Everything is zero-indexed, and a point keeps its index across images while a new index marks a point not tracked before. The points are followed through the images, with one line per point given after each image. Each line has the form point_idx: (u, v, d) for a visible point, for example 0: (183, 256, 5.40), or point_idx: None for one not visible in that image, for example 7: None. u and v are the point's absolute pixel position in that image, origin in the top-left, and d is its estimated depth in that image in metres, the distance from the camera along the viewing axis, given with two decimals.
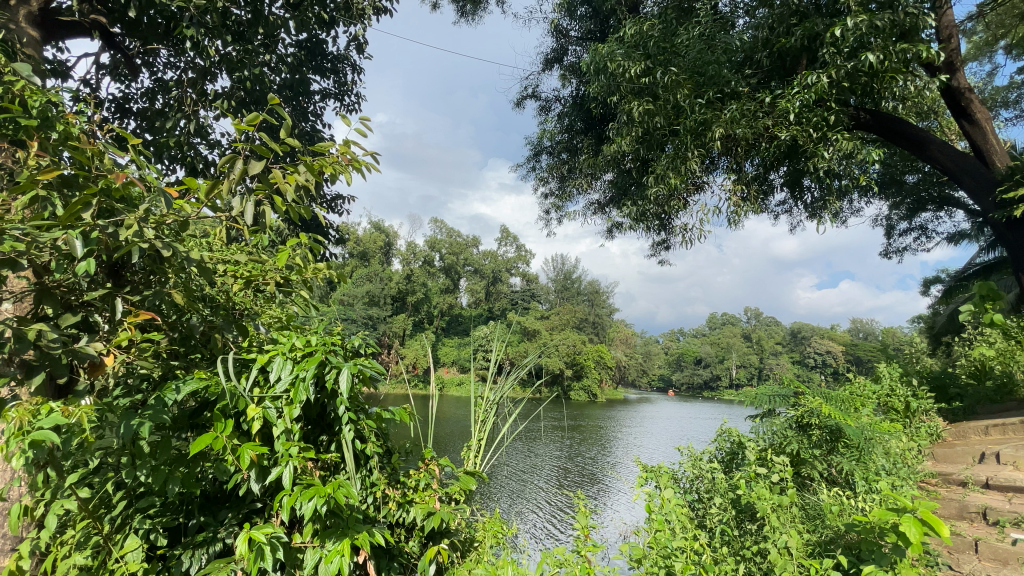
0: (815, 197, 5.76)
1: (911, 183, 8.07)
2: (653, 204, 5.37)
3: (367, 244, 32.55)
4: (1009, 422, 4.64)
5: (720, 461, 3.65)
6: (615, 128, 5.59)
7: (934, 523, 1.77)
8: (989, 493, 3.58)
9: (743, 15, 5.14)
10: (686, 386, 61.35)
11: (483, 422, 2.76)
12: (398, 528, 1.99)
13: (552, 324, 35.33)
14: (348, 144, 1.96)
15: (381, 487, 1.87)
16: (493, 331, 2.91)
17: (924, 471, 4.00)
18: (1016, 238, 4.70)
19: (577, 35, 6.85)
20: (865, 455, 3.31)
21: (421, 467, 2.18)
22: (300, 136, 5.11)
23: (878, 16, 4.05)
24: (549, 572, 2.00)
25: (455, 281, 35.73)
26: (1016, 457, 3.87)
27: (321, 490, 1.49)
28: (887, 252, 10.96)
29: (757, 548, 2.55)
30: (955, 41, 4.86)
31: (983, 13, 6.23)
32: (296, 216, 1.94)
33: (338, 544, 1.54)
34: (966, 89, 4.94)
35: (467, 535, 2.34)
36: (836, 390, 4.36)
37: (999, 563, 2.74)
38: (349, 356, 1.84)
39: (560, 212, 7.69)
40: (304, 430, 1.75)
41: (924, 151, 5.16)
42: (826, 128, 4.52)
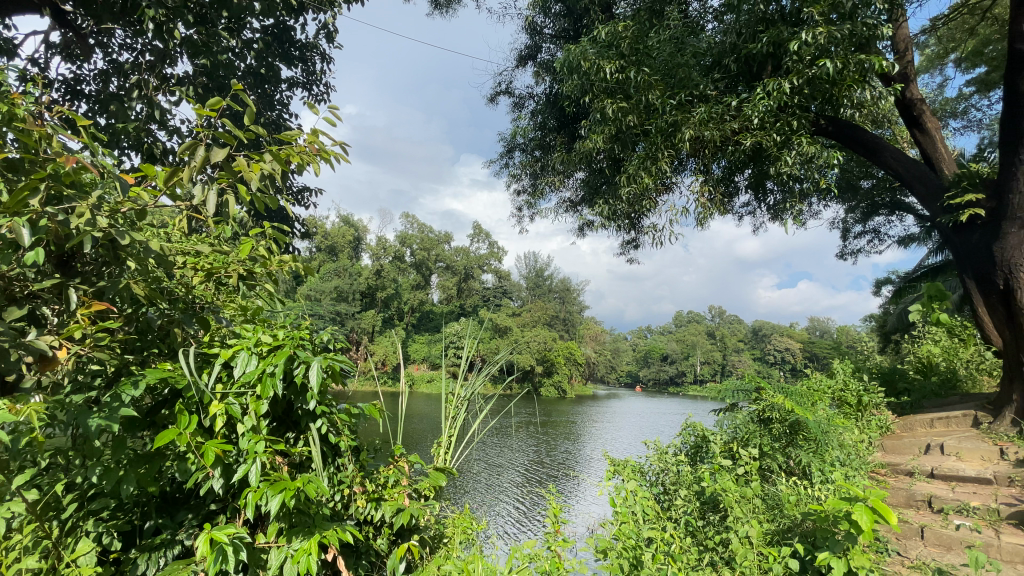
0: (777, 199, 5.95)
1: (867, 188, 8.44)
2: (623, 204, 5.44)
3: (335, 238, 31.85)
4: (952, 415, 4.89)
5: (684, 454, 3.75)
6: (589, 127, 5.64)
7: (884, 511, 1.88)
8: (934, 481, 3.79)
9: (712, 20, 5.30)
10: (654, 382, 62.68)
11: (452, 419, 2.73)
12: (366, 526, 1.97)
13: (524, 321, 35.36)
14: (317, 134, 1.92)
15: (349, 484, 1.84)
16: (465, 328, 2.89)
17: (874, 462, 4.19)
18: (961, 242, 4.77)
19: (550, 33, 6.88)
20: (821, 447, 3.46)
21: (390, 464, 2.16)
22: (265, 124, 4.96)
23: (838, 27, 4.21)
24: (519, 567, 2.00)
25: (426, 277, 35.31)
26: (958, 448, 4.10)
27: (289, 486, 1.47)
28: (843, 253, 11.38)
29: (720, 538, 2.64)
30: (910, 53, 5.09)
31: (937, 27, 6.53)
32: (260, 206, 1.89)
33: (305, 542, 1.51)
34: (918, 100, 5.19)
35: (436, 532, 2.32)
36: (795, 385, 4.53)
37: (943, 548, 2.91)
38: (318, 351, 1.81)
39: (532, 209, 7.71)
40: (270, 427, 1.71)
41: (878, 157, 5.37)
42: (788, 133, 4.66)
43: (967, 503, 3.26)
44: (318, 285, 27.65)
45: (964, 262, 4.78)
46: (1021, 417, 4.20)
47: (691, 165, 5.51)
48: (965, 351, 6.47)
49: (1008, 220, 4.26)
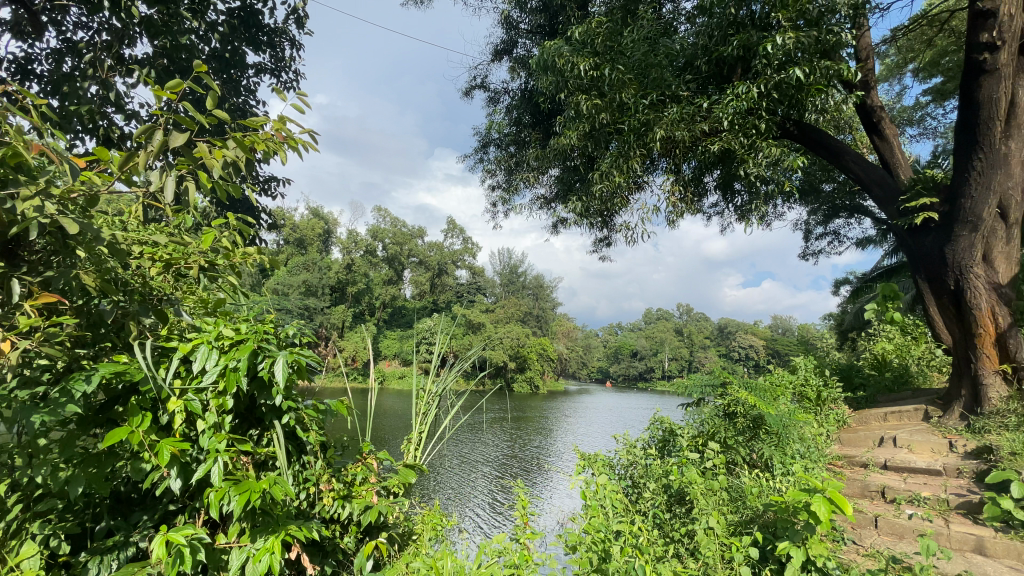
0: (744, 200, 6.11)
1: (828, 190, 8.75)
2: (597, 201, 5.49)
3: (305, 231, 31.10)
4: (904, 409, 5.11)
5: (652, 448, 3.83)
6: (563, 123, 5.66)
7: (840, 502, 1.96)
8: (887, 472, 3.97)
9: (685, 22, 5.39)
10: (624, 377, 63.77)
11: (423, 415, 2.70)
12: (332, 524, 1.92)
13: (497, 317, 35.30)
14: (283, 122, 1.87)
15: (315, 482, 1.80)
16: (437, 323, 2.86)
17: (832, 455, 4.35)
18: (915, 244, 5.01)
19: (526, 28, 6.86)
20: (782, 441, 3.57)
21: (358, 461, 2.12)
22: (231, 111, 4.78)
23: (804, 34, 4.35)
24: (488, 563, 2.00)
25: (398, 272, 34.88)
26: (909, 441, 4.29)
27: (252, 485, 1.42)
28: (806, 254, 11.76)
29: (685, 529, 2.70)
30: (871, 62, 5.29)
31: (896, 37, 6.80)
32: (223, 195, 1.82)
33: (267, 541, 1.47)
34: (878, 107, 5.39)
35: (405, 529, 2.29)
36: (758, 381, 4.67)
37: (895, 537, 3.05)
38: (282, 345, 1.76)
39: (506, 205, 7.70)
40: (232, 424, 1.65)
41: (840, 161, 5.56)
42: (755, 136, 4.80)
43: (918, 493, 3.42)
44: (285, 279, 26.95)
45: (918, 263, 5.00)
46: (969, 412, 4.41)
47: (663, 165, 5.61)
48: (917, 349, 6.80)
49: (960, 224, 4.46)
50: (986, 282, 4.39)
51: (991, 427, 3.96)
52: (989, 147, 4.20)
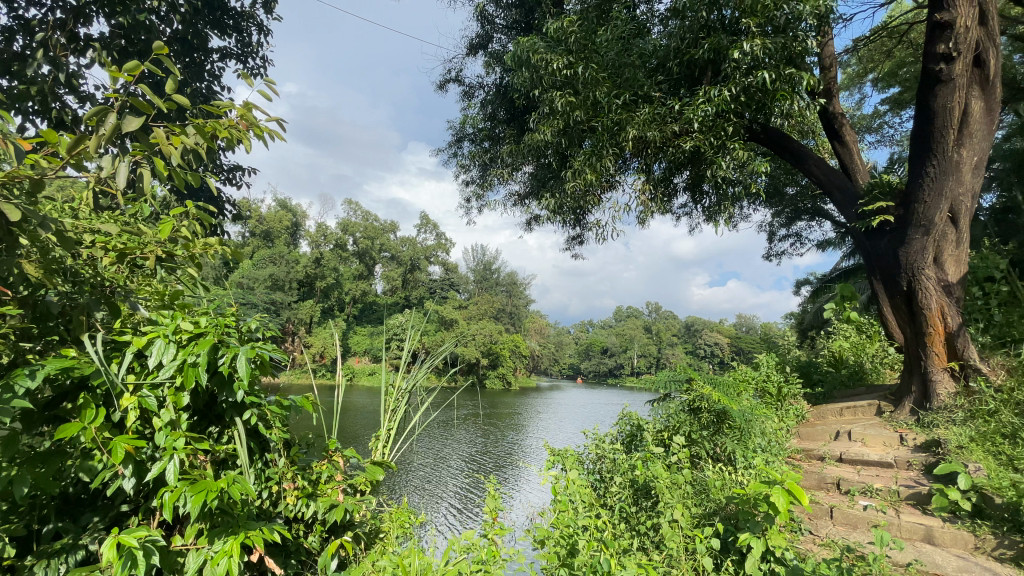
0: (712, 201, 6.25)
1: (792, 194, 9.04)
2: (570, 198, 5.52)
3: (272, 223, 30.24)
4: (858, 404, 5.33)
5: (620, 442, 3.91)
6: (538, 120, 5.67)
7: (798, 493, 2.04)
8: (842, 465, 4.14)
9: (658, 24, 5.47)
10: (595, 374, 64.62)
11: (392, 412, 2.66)
12: (296, 524, 1.88)
13: (470, 313, 35.16)
14: (248, 109, 1.81)
15: (278, 481, 1.75)
16: (408, 319, 2.82)
17: (792, 448, 4.51)
18: (871, 246, 5.23)
19: (502, 23, 6.83)
20: (744, 435, 3.67)
21: (323, 458, 2.07)
22: (193, 97, 4.59)
23: (772, 40, 4.48)
24: (455, 559, 1.99)
25: (369, 267, 34.32)
26: (863, 434, 4.49)
27: (211, 485, 1.37)
28: (769, 255, 12.13)
29: (651, 523, 2.76)
30: (833, 70, 5.48)
31: (857, 47, 7.06)
32: (182, 183, 1.74)
33: (227, 543, 1.42)
34: (839, 114, 5.58)
35: (371, 527, 2.25)
36: (723, 377, 4.80)
37: (849, 526, 3.18)
38: (244, 340, 1.71)
39: (479, 201, 7.67)
40: (190, 422, 1.58)
41: (803, 165, 5.74)
42: (724, 138, 4.91)
43: (871, 484, 3.59)
44: (251, 273, 26.13)
45: (873, 265, 5.22)
46: (919, 407, 4.64)
47: (635, 164, 5.69)
48: (870, 347, 7.11)
49: (913, 228, 4.68)
50: (937, 284, 4.62)
51: (939, 421, 4.17)
52: (942, 154, 4.42)
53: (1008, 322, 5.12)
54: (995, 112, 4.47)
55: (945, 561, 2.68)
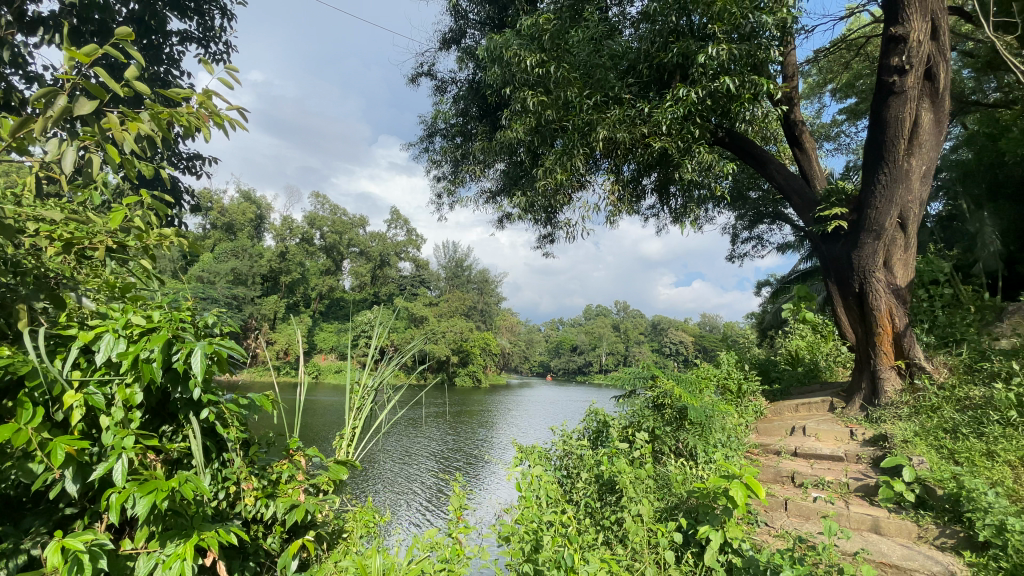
0: (679, 202, 6.40)
1: (755, 197, 9.33)
2: (540, 197, 5.55)
3: (234, 215, 29.24)
4: (812, 401, 5.54)
5: (587, 439, 3.96)
6: (510, 117, 5.66)
7: (755, 487, 2.12)
8: (796, 459, 4.30)
9: (629, 26, 5.54)
10: (564, 372, 65.26)
11: (357, 410, 2.61)
12: (255, 525, 1.82)
13: (440, 310, 34.88)
14: (207, 96, 1.74)
15: (235, 481, 1.69)
16: (375, 314, 2.77)
17: (750, 443, 4.65)
18: (826, 250, 5.45)
19: (475, 19, 6.80)
20: (705, 431, 3.76)
21: (284, 458, 2.01)
22: (151, 81, 4.39)
23: (737, 47, 4.61)
24: (419, 558, 1.97)
25: (337, 262, 33.61)
26: (817, 429, 4.68)
27: (163, 486, 1.32)
28: (733, 256, 12.50)
29: (616, 517, 2.81)
30: (795, 78, 5.67)
31: (818, 58, 7.33)
32: (135, 171, 1.67)
33: (180, 546, 1.37)
34: (800, 121, 5.78)
35: (334, 527, 2.20)
36: (686, 374, 4.92)
37: (802, 518, 3.32)
38: (200, 335, 1.64)
39: (450, 196, 7.62)
40: (140, 420, 1.52)
41: (765, 170, 5.93)
42: (690, 141, 5.02)
43: (823, 477, 3.75)
44: (211, 266, 25.18)
45: (828, 268, 5.44)
46: (868, 403, 4.87)
47: (604, 164, 5.77)
48: (825, 347, 7.43)
49: (865, 233, 4.90)
50: (886, 286, 4.86)
51: (886, 416, 4.40)
52: (892, 164, 4.65)
53: (950, 323, 5.44)
54: (943, 124, 4.70)
55: (890, 550, 2.83)
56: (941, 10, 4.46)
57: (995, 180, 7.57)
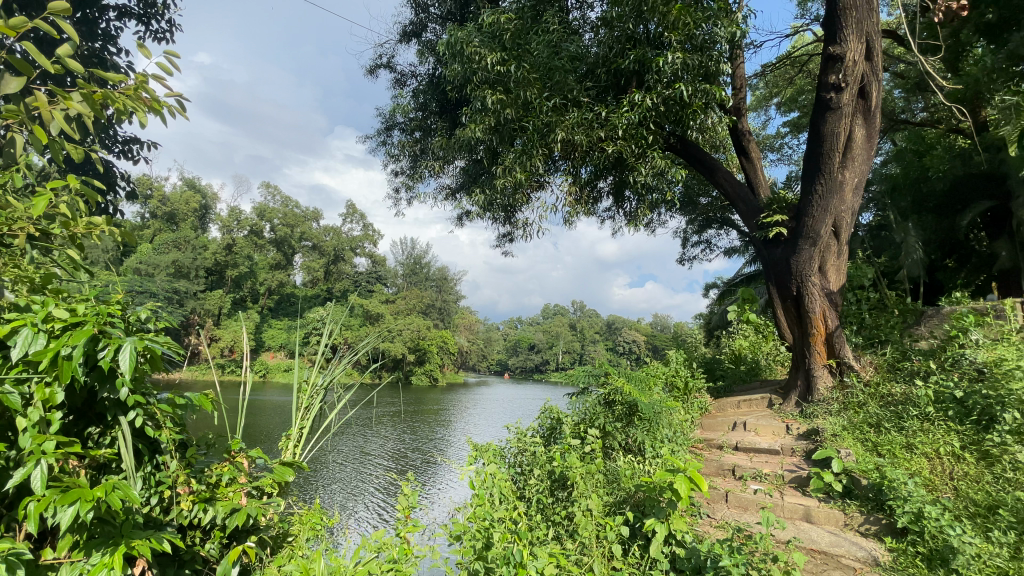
0: (634, 204, 6.56)
1: (705, 203, 9.71)
2: (499, 195, 5.56)
3: (176, 204, 27.64)
4: (753, 397, 5.82)
5: (540, 435, 4.01)
6: (469, 115, 5.64)
7: (697, 479, 2.23)
8: (737, 453, 4.51)
9: (589, 30, 5.64)
10: (521, 370, 65.64)
11: (304, 410, 2.52)
12: (192, 531, 1.74)
13: (396, 308, 34.23)
14: (144, 77, 1.64)
15: (170, 485, 1.61)
16: (327, 311, 2.69)
17: (696, 438, 4.84)
18: (768, 255, 5.73)
19: (436, 13, 6.73)
20: (653, 426, 3.90)
21: (225, 460, 1.92)
22: (84, 58, 4.09)
23: (690, 57, 4.79)
24: (366, 559, 1.93)
25: (288, 256, 32.39)
26: (757, 425, 4.93)
27: (88, 494, 1.23)
28: (683, 259, 12.93)
29: (566, 512, 2.86)
30: (743, 90, 5.94)
31: (765, 72, 7.70)
32: (63, 154, 1.55)
33: (106, 556, 1.28)
34: (747, 131, 6.05)
35: (278, 531, 2.13)
36: (637, 372, 5.05)
37: (741, 509, 3.50)
38: (131, 331, 1.55)
39: (408, 191, 7.50)
40: (63, 421, 1.42)
41: (713, 176, 6.16)
42: (645, 147, 5.17)
43: (760, 470, 3.96)
44: (150, 258, 23.67)
45: (770, 271, 5.72)
46: (802, 400, 5.16)
47: (562, 165, 5.85)
48: (766, 346, 7.84)
49: (803, 239, 5.19)
50: (820, 290, 5.16)
51: (819, 412, 4.68)
52: (828, 176, 4.96)
53: (877, 325, 5.86)
54: (874, 139, 5.04)
55: (819, 538, 3.02)
56: (876, 33, 4.77)
57: (919, 194, 8.16)
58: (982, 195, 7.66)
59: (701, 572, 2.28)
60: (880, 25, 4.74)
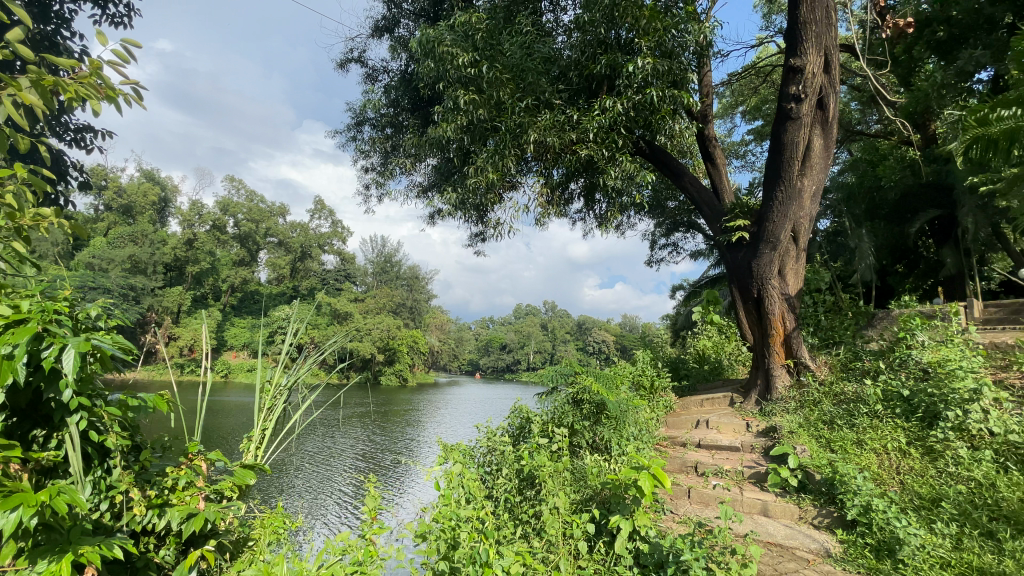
0: (603, 206, 6.66)
1: (672, 206, 9.93)
2: (471, 194, 5.55)
3: (133, 196, 26.44)
4: (716, 396, 5.99)
5: (509, 435, 4.03)
6: (442, 113, 5.60)
7: (660, 476, 2.29)
8: (700, 450, 4.64)
9: (562, 33, 5.69)
10: (492, 370, 65.56)
11: (267, 411, 2.46)
12: (146, 537, 1.68)
13: (365, 306, 33.66)
14: (99, 65, 1.57)
15: (122, 490, 1.55)
16: (292, 309, 2.62)
17: (660, 435, 4.95)
18: (731, 258, 5.90)
19: (410, 9, 6.66)
20: (619, 424, 3.97)
21: (181, 463, 1.86)
22: (32, 39, 3.87)
23: (660, 64, 4.90)
24: (329, 562, 1.90)
25: (253, 252, 31.43)
26: (719, 422, 5.07)
27: (31, 499, 1.17)
28: (652, 261, 13.19)
29: (533, 511, 2.88)
30: (710, 98, 6.10)
31: (732, 81, 7.94)
32: (8, 142, 1.47)
33: (53, 564, 1.22)
34: (712, 138, 6.23)
35: (238, 535, 2.07)
36: (605, 371, 5.13)
37: (702, 504, 3.60)
38: (80, 329, 1.48)
39: (379, 188, 7.41)
40: (5, 424, 1.35)
41: (680, 181, 6.31)
42: (614, 150, 5.26)
43: (722, 466, 4.08)
44: (104, 252, 22.55)
45: (732, 274, 5.89)
46: (762, 399, 5.34)
47: (534, 166, 5.88)
48: (728, 347, 8.08)
49: (764, 243, 5.38)
50: (780, 293, 5.35)
51: (777, 410, 4.86)
52: (788, 183, 5.15)
53: (831, 327, 6.12)
54: (831, 149, 5.27)
55: (776, 531, 3.14)
56: (834, 47, 4.98)
57: (872, 202, 8.56)
58: (930, 204, 8.09)
59: (663, 566, 2.34)
60: (837, 40, 4.95)
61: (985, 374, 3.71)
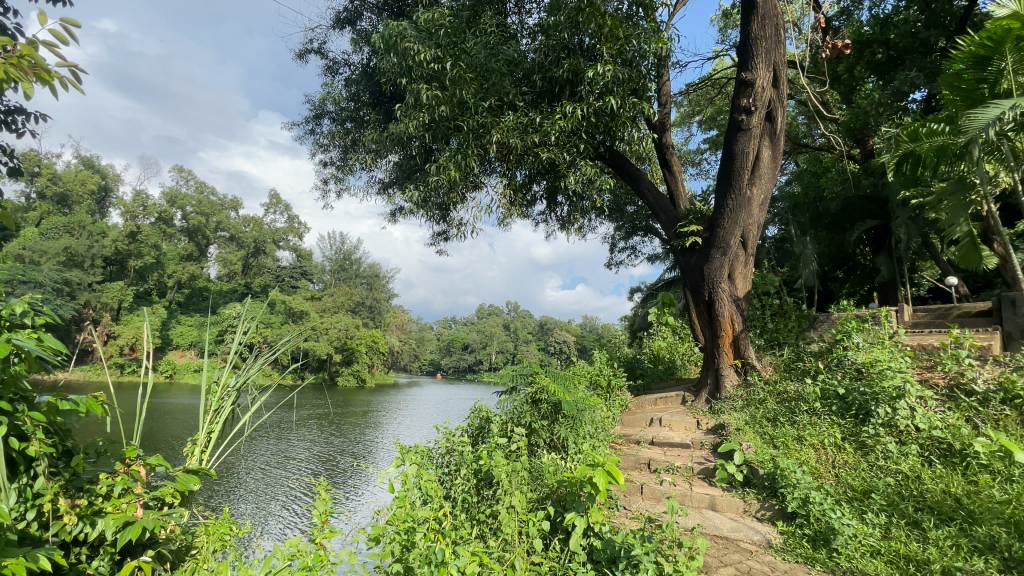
0: (564, 208, 6.75)
1: (631, 210, 10.16)
2: (432, 192, 5.51)
3: (69, 183, 24.68)
4: (669, 395, 6.18)
5: (468, 435, 4.02)
6: (404, 110, 5.54)
7: (614, 473, 2.35)
8: (653, 447, 4.78)
9: (526, 36, 5.74)
10: (452, 370, 65.13)
11: (213, 414, 2.36)
12: (77, 547, 1.58)
13: (322, 305, 32.75)
14: (32, 45, 1.48)
15: (51, 497, 1.45)
16: (243, 308, 2.53)
17: (616, 433, 5.06)
18: (684, 262, 6.09)
19: (373, 3, 6.55)
20: (576, 423, 4.03)
21: (119, 469, 1.74)
22: None
23: (621, 71, 5.03)
24: (277, 568, 1.84)
25: (202, 247, 29.98)
26: (671, 421, 5.24)
27: None
28: (611, 263, 13.45)
29: (490, 510, 2.89)
30: (668, 106, 6.29)
31: (690, 91, 8.20)
32: None
33: None
34: (669, 145, 6.43)
35: (179, 543, 1.97)
36: (563, 371, 5.19)
37: (654, 500, 3.72)
38: (4, 328, 1.38)
39: (338, 184, 7.23)
40: None
41: (638, 186, 6.47)
42: (575, 154, 5.35)
43: (673, 463, 4.21)
44: (34, 244, 20.93)
45: (686, 278, 6.08)
46: (711, 398, 5.54)
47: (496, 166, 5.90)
48: (681, 347, 8.34)
49: (715, 249, 5.59)
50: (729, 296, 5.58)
51: (726, 408, 5.06)
52: (738, 191, 5.38)
53: (777, 329, 6.43)
54: (778, 160, 5.54)
55: (721, 524, 3.28)
56: (782, 63, 5.24)
57: (816, 211, 9.04)
58: (867, 215, 8.64)
59: (615, 562, 2.41)
60: (785, 56, 5.21)
61: (911, 374, 4.00)
